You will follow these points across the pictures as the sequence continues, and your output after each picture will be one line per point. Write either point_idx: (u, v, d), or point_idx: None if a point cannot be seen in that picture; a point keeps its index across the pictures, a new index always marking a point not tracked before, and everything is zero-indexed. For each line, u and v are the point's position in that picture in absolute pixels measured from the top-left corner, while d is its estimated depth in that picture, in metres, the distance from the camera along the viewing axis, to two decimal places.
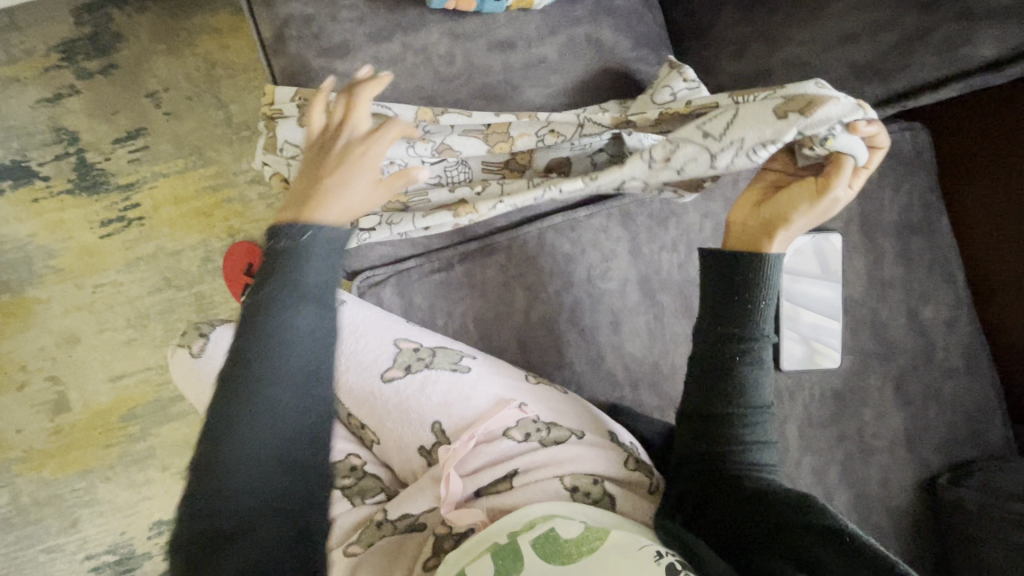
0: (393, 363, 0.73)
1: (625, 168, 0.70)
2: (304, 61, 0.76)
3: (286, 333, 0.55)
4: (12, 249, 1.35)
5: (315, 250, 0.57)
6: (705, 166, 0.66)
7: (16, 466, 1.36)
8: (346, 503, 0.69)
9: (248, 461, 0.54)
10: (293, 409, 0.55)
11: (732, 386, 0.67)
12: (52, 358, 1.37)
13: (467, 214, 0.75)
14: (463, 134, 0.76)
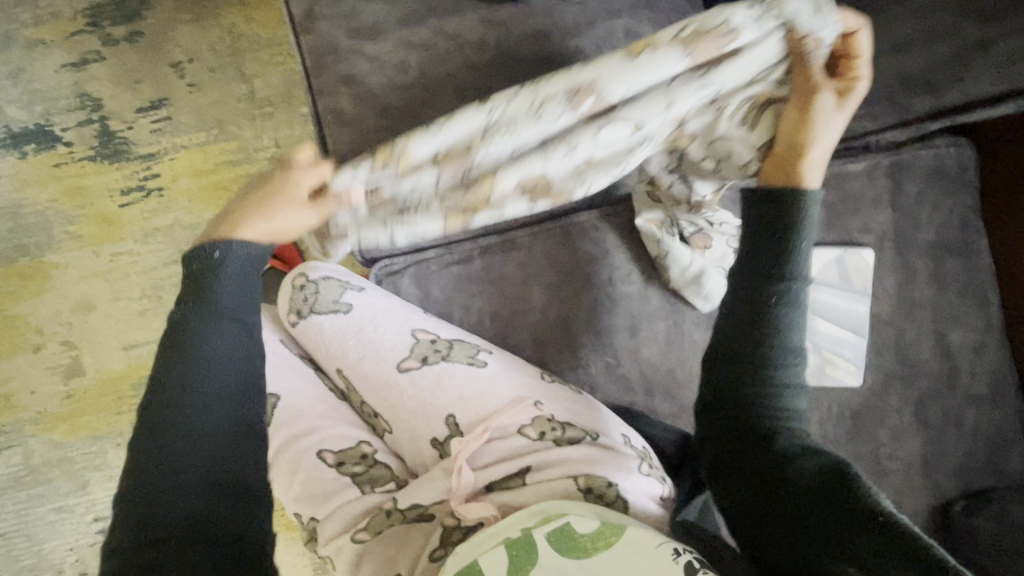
0: (410, 353, 0.72)
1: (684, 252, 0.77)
2: (333, 41, 0.74)
3: (206, 350, 0.58)
4: (32, 213, 1.35)
5: (228, 266, 0.60)
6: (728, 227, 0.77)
7: (29, 427, 1.39)
8: (355, 490, 0.69)
9: (183, 480, 0.53)
10: (211, 416, 0.56)
11: (766, 329, 0.62)
12: (68, 323, 1.38)
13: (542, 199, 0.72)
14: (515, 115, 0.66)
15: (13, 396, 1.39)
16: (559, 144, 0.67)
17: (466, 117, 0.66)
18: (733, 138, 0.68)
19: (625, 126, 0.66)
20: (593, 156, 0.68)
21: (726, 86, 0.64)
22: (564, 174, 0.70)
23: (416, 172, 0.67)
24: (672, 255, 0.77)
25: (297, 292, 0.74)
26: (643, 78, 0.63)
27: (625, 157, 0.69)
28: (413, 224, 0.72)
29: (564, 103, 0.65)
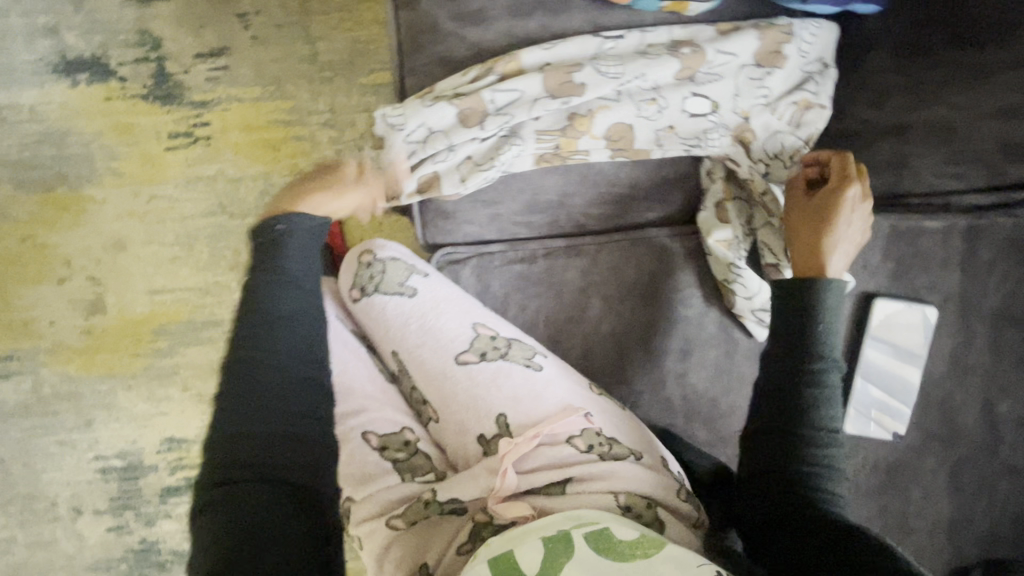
0: (469, 347, 0.72)
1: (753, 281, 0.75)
2: (434, 20, 0.71)
3: (276, 306, 0.62)
4: (76, 143, 1.34)
5: (298, 235, 0.65)
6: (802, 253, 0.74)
7: (44, 356, 1.39)
8: (395, 476, 0.68)
9: (255, 423, 0.58)
10: (280, 367, 0.61)
11: (795, 408, 0.61)
12: (97, 259, 1.37)
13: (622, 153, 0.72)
14: (609, 61, 0.69)
15: (32, 323, 1.38)
16: (652, 101, 0.70)
17: (583, 39, 0.69)
18: (783, 132, 0.72)
19: (707, 102, 0.71)
20: (676, 122, 0.71)
21: (799, 77, 0.72)
22: (649, 136, 0.71)
23: (525, 78, 0.69)
24: (740, 281, 0.76)
25: (365, 268, 0.75)
26: (734, 50, 0.69)
27: (705, 135, 0.71)
28: (488, 155, 0.71)
29: (667, 56, 0.69)
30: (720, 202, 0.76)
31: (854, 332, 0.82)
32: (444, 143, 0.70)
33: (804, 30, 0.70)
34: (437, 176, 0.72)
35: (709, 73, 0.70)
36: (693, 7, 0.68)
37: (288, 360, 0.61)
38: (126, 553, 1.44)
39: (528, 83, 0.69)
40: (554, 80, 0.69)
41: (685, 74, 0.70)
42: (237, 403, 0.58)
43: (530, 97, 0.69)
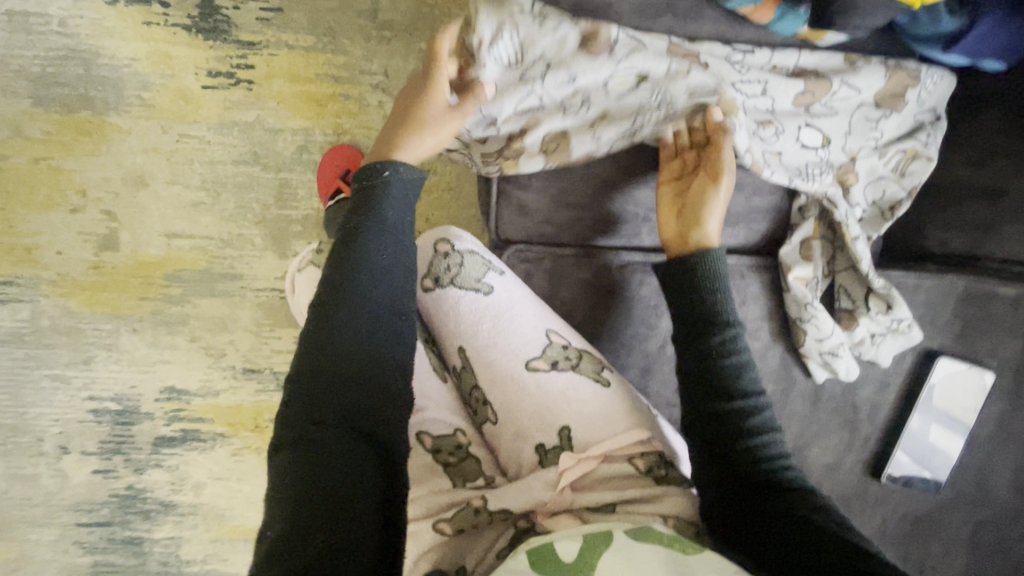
0: (542, 354, 0.71)
1: (826, 321, 0.74)
2: (555, 7, 0.66)
3: (371, 265, 0.64)
4: (107, 66, 1.25)
5: (394, 197, 0.68)
6: (884, 300, 0.73)
7: (45, 286, 1.31)
8: (445, 481, 0.66)
9: (341, 373, 0.59)
10: (366, 324, 0.62)
11: (729, 373, 0.66)
12: (115, 192, 1.29)
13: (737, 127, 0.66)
14: (727, 70, 0.66)
15: (34, 250, 1.30)
16: (770, 123, 0.67)
17: (711, 47, 0.66)
18: (886, 179, 0.71)
19: (819, 134, 0.68)
20: (783, 150, 0.69)
21: (911, 125, 0.70)
22: (757, 156, 0.68)
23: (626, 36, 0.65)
24: (813, 322, 0.74)
25: (441, 259, 0.75)
26: (858, 85, 0.66)
27: (807, 167, 0.70)
28: (626, 114, 0.68)
29: (790, 81, 0.66)
30: (806, 239, 0.74)
31: (908, 386, 0.81)
32: (566, 76, 0.66)
33: (928, 76, 0.68)
34: (562, 133, 0.69)
35: (827, 106, 0.68)
36: (828, 36, 0.64)
37: (377, 321, 0.63)
38: (109, 497, 1.40)
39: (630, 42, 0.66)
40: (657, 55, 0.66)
41: (804, 101, 0.67)
42: (325, 354, 0.59)
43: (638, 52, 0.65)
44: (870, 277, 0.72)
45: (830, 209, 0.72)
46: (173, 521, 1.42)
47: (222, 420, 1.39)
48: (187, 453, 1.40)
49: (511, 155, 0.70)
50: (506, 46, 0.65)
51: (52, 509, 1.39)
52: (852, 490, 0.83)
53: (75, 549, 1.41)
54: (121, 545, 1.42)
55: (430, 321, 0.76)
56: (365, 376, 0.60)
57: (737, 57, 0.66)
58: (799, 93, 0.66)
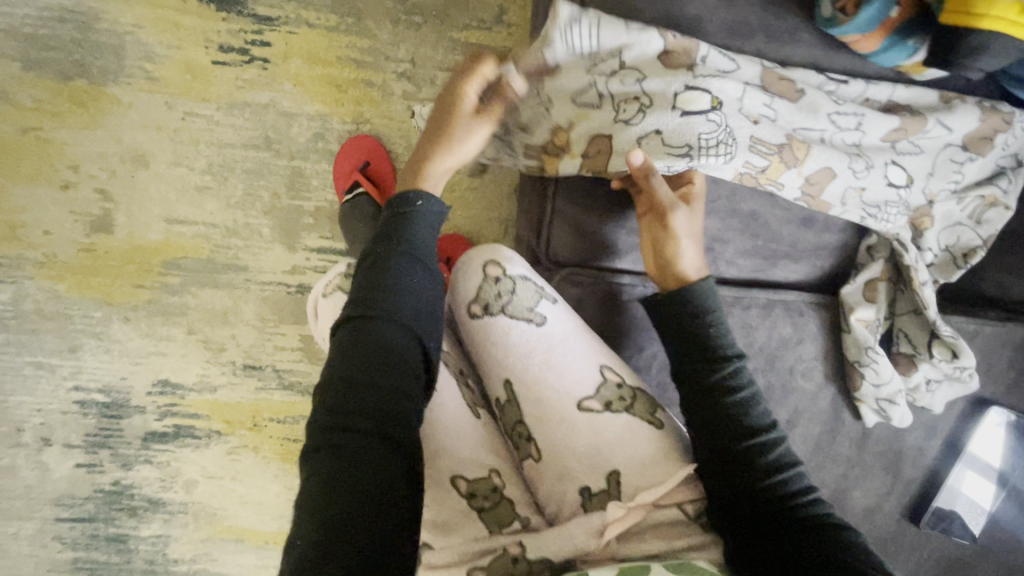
0: (595, 393, 0.67)
1: (885, 368, 0.71)
2: (639, 19, 0.61)
3: (403, 285, 0.58)
4: (108, 32, 1.15)
5: (427, 213, 0.62)
6: (945, 352, 0.70)
7: (29, 267, 1.21)
8: (481, 527, 0.62)
9: (364, 408, 0.53)
10: (395, 353, 0.55)
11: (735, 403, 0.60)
12: (112, 170, 1.19)
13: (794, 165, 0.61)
14: (821, 97, 0.61)
15: (20, 228, 1.20)
16: (859, 157, 0.62)
17: (805, 73, 0.61)
18: (962, 225, 0.67)
19: (902, 174, 0.64)
20: (865, 187, 0.64)
21: (992, 170, 0.66)
22: (838, 192, 0.63)
23: (717, 56, 0.60)
24: (873, 367, 0.72)
25: (491, 284, 0.71)
26: (951, 126, 0.62)
27: (886, 207, 0.65)
28: (682, 138, 0.59)
29: (883, 115, 0.61)
30: (872, 280, 0.71)
31: (954, 432, 0.79)
32: (635, 78, 0.61)
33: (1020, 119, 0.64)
34: (607, 137, 0.62)
35: (911, 143, 0.63)
36: (928, 71, 0.59)
37: (406, 348, 0.56)
38: (94, 492, 1.30)
39: (720, 61, 0.60)
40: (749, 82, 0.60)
41: (893, 137, 0.63)
42: (349, 384, 0.53)
43: (723, 75, 0.60)
44: (937, 325, 0.69)
45: (900, 252, 0.68)
46: (162, 519, 1.32)
47: (219, 416, 1.29)
48: (181, 450, 1.30)
49: (553, 151, 0.65)
50: (581, 36, 0.60)
51: (31, 503, 1.30)
52: (890, 534, 0.81)
53: (55, 544, 1.31)
54: (105, 543, 1.32)
55: (475, 348, 0.72)
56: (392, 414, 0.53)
57: (831, 87, 0.61)
58: (892, 129, 0.62)
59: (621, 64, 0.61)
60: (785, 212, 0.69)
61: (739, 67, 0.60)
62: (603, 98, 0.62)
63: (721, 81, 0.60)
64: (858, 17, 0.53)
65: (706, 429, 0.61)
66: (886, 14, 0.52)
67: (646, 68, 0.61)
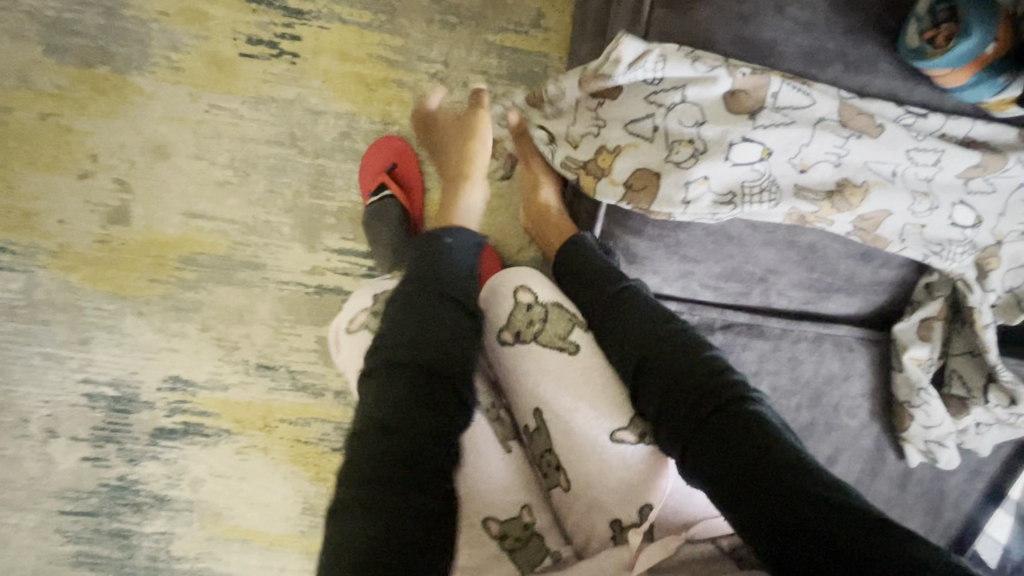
0: (627, 425, 0.64)
1: (934, 414, 0.69)
2: (710, 37, 0.58)
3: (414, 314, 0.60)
4: (138, 22, 1.13)
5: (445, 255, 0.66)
6: (1005, 399, 0.67)
7: (42, 256, 1.18)
8: (511, 570, 0.59)
9: (377, 437, 0.52)
10: (404, 382, 0.55)
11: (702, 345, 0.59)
12: (132, 160, 1.16)
13: (845, 210, 0.59)
14: (897, 136, 0.58)
15: (35, 215, 1.17)
16: (925, 197, 0.60)
17: (882, 106, 0.58)
18: None
19: (971, 215, 0.61)
20: (928, 227, 0.61)
21: None
22: (896, 228, 0.61)
23: (789, 91, 0.57)
24: (924, 409, 0.69)
25: (522, 311, 0.68)
26: None
27: (953, 249, 0.62)
28: (727, 187, 0.58)
29: (962, 154, 0.58)
30: (927, 319, 0.69)
31: (998, 477, 0.77)
32: (695, 119, 0.58)
33: None
34: (653, 173, 0.59)
35: (983, 184, 0.61)
36: (1010, 110, 0.57)
37: (417, 374, 0.56)
38: (98, 487, 1.27)
39: (788, 96, 0.57)
40: (820, 118, 0.57)
41: (968, 175, 0.60)
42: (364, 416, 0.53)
43: (790, 111, 0.57)
44: (998, 368, 0.66)
45: (963, 292, 0.65)
46: (166, 516, 1.29)
47: (229, 415, 1.26)
48: (188, 447, 1.27)
49: (593, 171, 0.63)
50: (649, 70, 0.58)
51: (33, 495, 1.26)
52: None
53: (58, 537, 1.27)
54: (108, 537, 1.28)
55: (504, 375, 0.69)
56: (402, 442, 0.52)
57: (907, 130, 0.58)
58: (970, 167, 0.59)
59: (686, 93, 0.58)
60: (845, 245, 0.66)
61: (809, 103, 0.57)
62: (657, 127, 0.60)
63: (789, 121, 0.57)
64: (954, 48, 0.50)
65: (814, 552, 0.40)
66: (982, 49, 0.50)
67: (712, 98, 0.58)
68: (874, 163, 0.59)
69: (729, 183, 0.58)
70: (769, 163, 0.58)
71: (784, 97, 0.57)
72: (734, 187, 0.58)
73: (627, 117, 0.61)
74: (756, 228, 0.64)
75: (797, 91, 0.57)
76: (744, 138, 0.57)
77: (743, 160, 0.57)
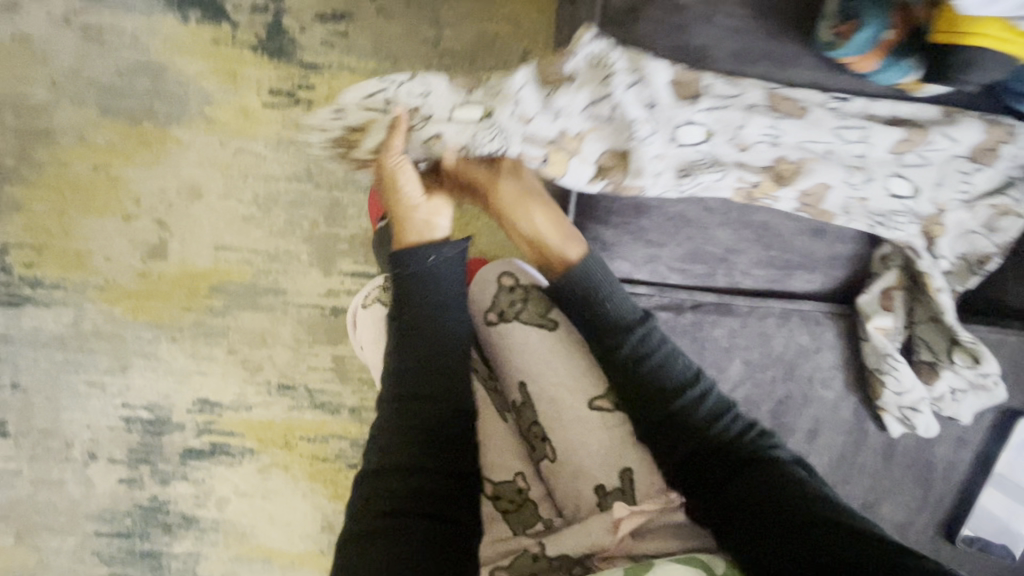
0: (604, 393, 0.70)
1: (906, 379, 0.72)
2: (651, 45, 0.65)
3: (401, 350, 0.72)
4: (174, 82, 1.28)
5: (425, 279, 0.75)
6: (970, 359, 0.70)
7: (91, 291, 1.32)
8: (506, 528, 0.67)
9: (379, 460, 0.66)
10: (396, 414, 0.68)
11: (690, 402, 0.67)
12: (171, 202, 1.31)
13: (786, 185, 0.67)
14: (824, 117, 0.65)
15: (85, 255, 1.31)
16: (859, 170, 0.67)
17: (809, 92, 0.64)
18: (975, 234, 0.69)
19: (908, 186, 0.67)
20: (871, 197, 0.68)
21: (1001, 181, 0.67)
22: (839, 201, 0.68)
23: (722, 84, 0.65)
24: (893, 374, 0.72)
25: (505, 294, 0.76)
26: (957, 137, 0.64)
27: (896, 217, 0.68)
28: (679, 165, 0.68)
29: (889, 131, 0.64)
30: (887, 289, 0.73)
31: (985, 448, 0.78)
32: (649, 98, 0.66)
33: None
34: (621, 152, 0.68)
35: (915, 158, 0.66)
36: (928, 89, 0.62)
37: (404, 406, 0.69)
38: (132, 508, 1.35)
39: (721, 88, 0.65)
40: (752, 107, 0.65)
41: (900, 149, 0.65)
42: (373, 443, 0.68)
43: (725, 100, 0.65)
44: (956, 330, 0.70)
45: (913, 259, 0.70)
46: (194, 536, 1.36)
47: (252, 435, 1.34)
48: (214, 467, 1.35)
49: (563, 151, 0.69)
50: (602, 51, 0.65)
51: (75, 517, 1.35)
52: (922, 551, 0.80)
53: (94, 559, 1.36)
54: (141, 557, 1.36)
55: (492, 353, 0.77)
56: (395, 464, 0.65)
57: (835, 111, 0.65)
58: (898, 140, 0.65)
59: (637, 78, 0.65)
60: (797, 223, 0.72)
61: (742, 93, 0.65)
62: (616, 106, 0.66)
63: (728, 105, 0.65)
64: (856, 37, 0.57)
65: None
66: (880, 36, 0.57)
67: (658, 89, 0.65)
68: (807, 143, 0.66)
69: (676, 159, 0.68)
70: (712, 140, 0.67)
71: (720, 87, 0.65)
72: (683, 161, 0.68)
73: (586, 102, 0.67)
74: (710, 211, 0.71)
75: (729, 83, 0.65)
76: (684, 122, 0.66)
77: (689, 136, 0.67)
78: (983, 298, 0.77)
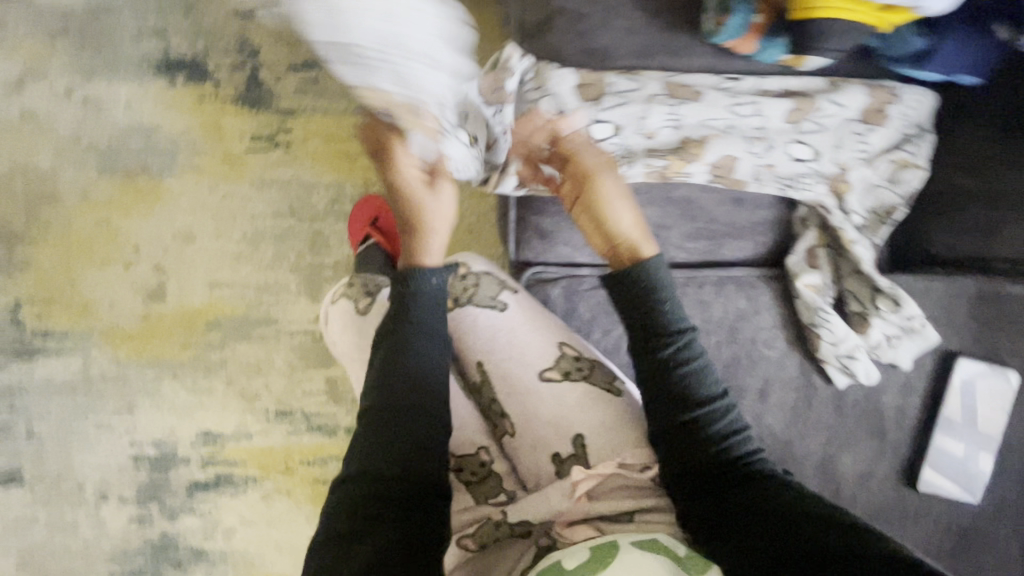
0: (554, 364, 0.75)
1: (836, 327, 0.77)
2: (560, 51, 0.75)
3: (393, 357, 0.72)
4: (166, 138, 1.41)
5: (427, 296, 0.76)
6: (892, 302, 0.75)
7: (97, 337, 1.40)
8: (470, 498, 0.71)
9: (357, 466, 0.65)
10: (380, 421, 0.68)
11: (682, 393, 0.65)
12: (168, 248, 1.41)
13: (694, 160, 0.74)
14: (720, 98, 0.74)
15: (91, 304, 1.40)
16: (759, 140, 0.74)
17: (702, 77, 0.74)
18: (882, 188, 0.75)
19: (809, 149, 0.74)
20: (777, 163, 0.74)
21: (897, 138, 0.74)
22: (749, 170, 0.74)
23: (625, 81, 0.75)
24: (826, 326, 0.77)
25: (458, 282, 0.82)
26: (842, 103, 0.73)
27: (804, 180, 0.75)
28: None
29: (781, 103, 0.73)
30: (810, 247, 0.79)
31: (932, 392, 0.81)
32: (558, 107, 0.76)
33: (915, 96, 0.73)
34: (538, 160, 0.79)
35: (811, 124, 0.73)
36: (807, 63, 0.71)
37: (389, 412, 0.68)
38: (143, 545, 1.40)
39: (622, 85, 0.74)
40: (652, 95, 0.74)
41: (794, 118, 0.73)
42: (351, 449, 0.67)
43: (629, 96, 0.75)
44: (875, 278, 0.76)
45: (825, 216, 0.76)
46: (204, 569, 1.40)
47: (253, 463, 1.39)
48: (219, 498, 1.39)
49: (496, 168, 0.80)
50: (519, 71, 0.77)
51: (88, 559, 1.40)
52: (889, 501, 0.81)
53: None
54: None
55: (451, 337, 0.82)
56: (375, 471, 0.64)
57: (729, 91, 0.74)
58: (788, 110, 0.73)
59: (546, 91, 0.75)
60: (715, 195, 0.79)
61: (643, 85, 0.74)
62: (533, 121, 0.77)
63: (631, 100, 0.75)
64: (730, 23, 0.66)
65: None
66: (749, 20, 0.65)
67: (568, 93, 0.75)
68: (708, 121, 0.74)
69: None
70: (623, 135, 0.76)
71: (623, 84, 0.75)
72: None
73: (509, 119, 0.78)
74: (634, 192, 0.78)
75: (632, 79, 0.75)
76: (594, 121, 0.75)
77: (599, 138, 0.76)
78: (905, 249, 0.83)
